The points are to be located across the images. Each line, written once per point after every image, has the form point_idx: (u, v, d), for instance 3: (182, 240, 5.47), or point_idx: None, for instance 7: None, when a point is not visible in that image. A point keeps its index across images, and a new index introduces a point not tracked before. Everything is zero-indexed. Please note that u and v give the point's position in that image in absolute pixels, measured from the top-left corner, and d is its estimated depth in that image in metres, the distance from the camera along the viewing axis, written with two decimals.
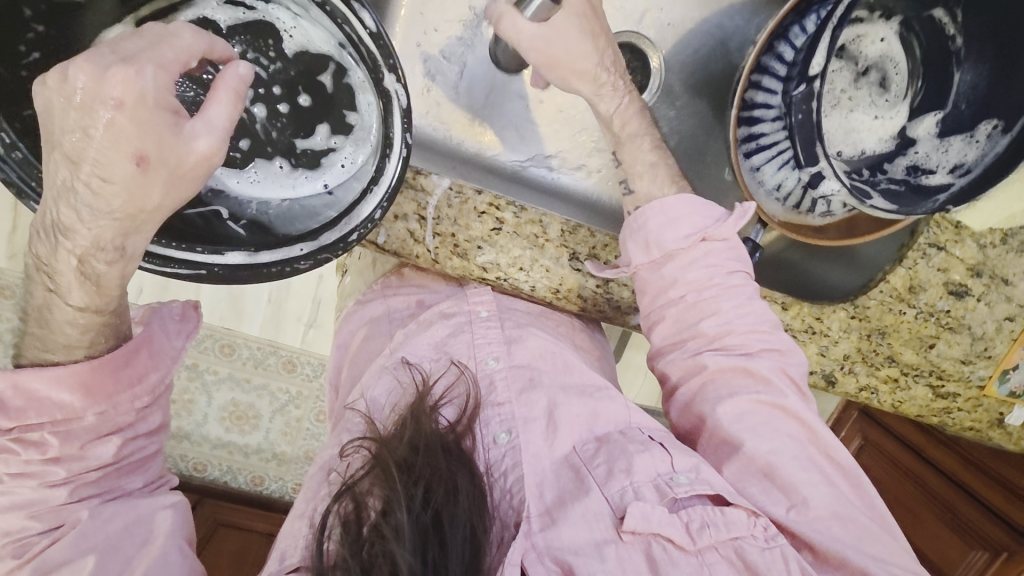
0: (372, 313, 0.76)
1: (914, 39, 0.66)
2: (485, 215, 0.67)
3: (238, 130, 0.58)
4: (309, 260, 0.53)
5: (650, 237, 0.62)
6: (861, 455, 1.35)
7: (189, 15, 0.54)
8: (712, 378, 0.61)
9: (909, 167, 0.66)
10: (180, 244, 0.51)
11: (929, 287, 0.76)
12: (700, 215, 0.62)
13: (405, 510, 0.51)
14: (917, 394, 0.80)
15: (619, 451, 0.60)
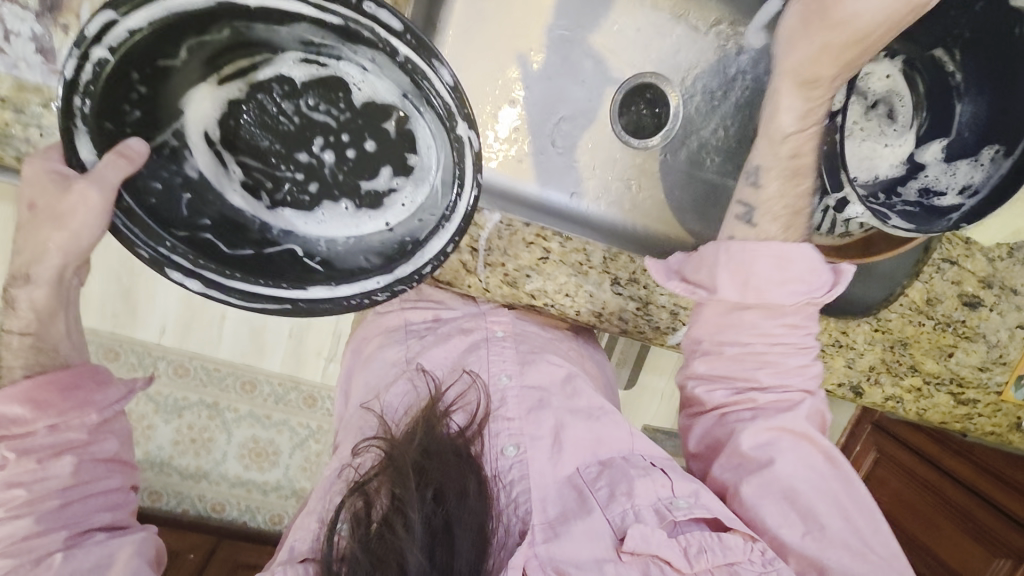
0: (390, 323, 0.83)
1: (917, 76, 0.73)
2: (532, 245, 0.71)
3: (308, 175, 0.63)
4: (386, 291, 0.59)
5: (753, 280, 0.61)
6: (876, 468, 1.38)
7: (268, 72, 0.58)
8: (758, 409, 0.66)
9: (921, 190, 0.72)
10: (266, 283, 0.58)
11: (945, 299, 0.80)
12: (810, 278, 0.61)
13: (419, 514, 0.60)
14: (940, 402, 0.86)
15: (620, 474, 0.68)
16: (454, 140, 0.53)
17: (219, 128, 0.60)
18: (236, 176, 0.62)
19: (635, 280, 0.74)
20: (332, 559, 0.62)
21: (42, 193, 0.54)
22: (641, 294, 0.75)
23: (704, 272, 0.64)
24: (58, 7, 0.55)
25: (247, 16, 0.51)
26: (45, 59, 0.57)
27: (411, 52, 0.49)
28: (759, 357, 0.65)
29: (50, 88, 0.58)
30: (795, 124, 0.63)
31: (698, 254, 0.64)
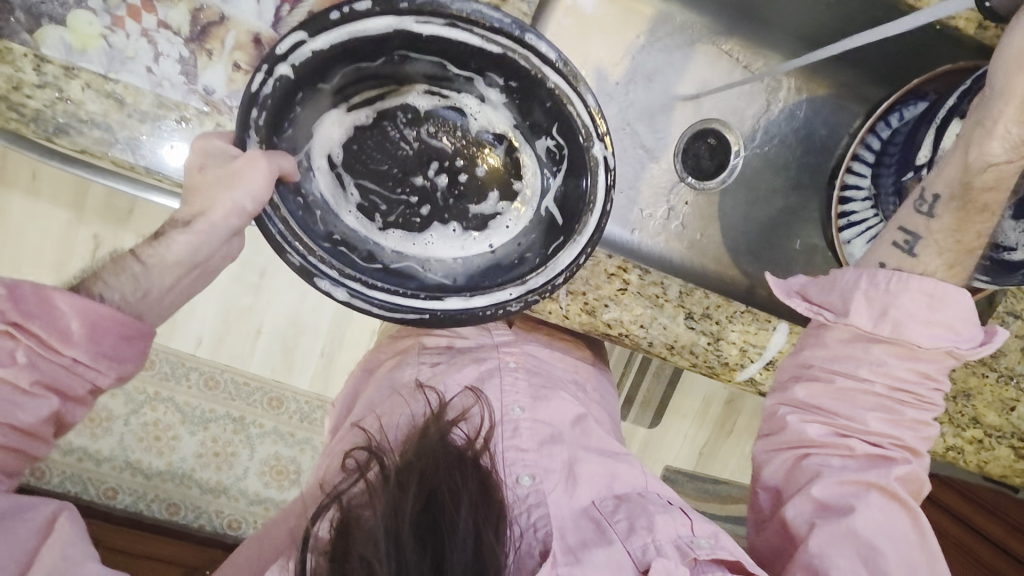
0: (404, 347, 0.88)
1: None
2: (614, 276, 0.74)
3: (421, 197, 0.68)
4: (519, 302, 0.62)
5: (892, 311, 0.61)
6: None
7: (396, 100, 0.65)
8: (851, 457, 0.65)
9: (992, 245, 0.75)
10: (406, 293, 0.62)
11: (1009, 352, 0.82)
12: (956, 329, 0.61)
13: (396, 519, 0.61)
14: (1001, 455, 0.85)
15: (639, 509, 0.70)
16: (589, 159, 0.61)
17: (342, 152, 0.65)
18: (352, 198, 0.66)
19: (708, 316, 0.76)
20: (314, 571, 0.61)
21: (215, 159, 0.58)
22: (712, 330, 0.77)
23: (836, 296, 0.63)
24: (206, 35, 0.62)
25: (413, 49, 0.59)
26: (187, 80, 0.63)
27: (563, 81, 0.58)
28: (862, 406, 0.64)
29: (187, 105, 0.64)
30: (1006, 153, 0.60)
31: (829, 276, 0.64)
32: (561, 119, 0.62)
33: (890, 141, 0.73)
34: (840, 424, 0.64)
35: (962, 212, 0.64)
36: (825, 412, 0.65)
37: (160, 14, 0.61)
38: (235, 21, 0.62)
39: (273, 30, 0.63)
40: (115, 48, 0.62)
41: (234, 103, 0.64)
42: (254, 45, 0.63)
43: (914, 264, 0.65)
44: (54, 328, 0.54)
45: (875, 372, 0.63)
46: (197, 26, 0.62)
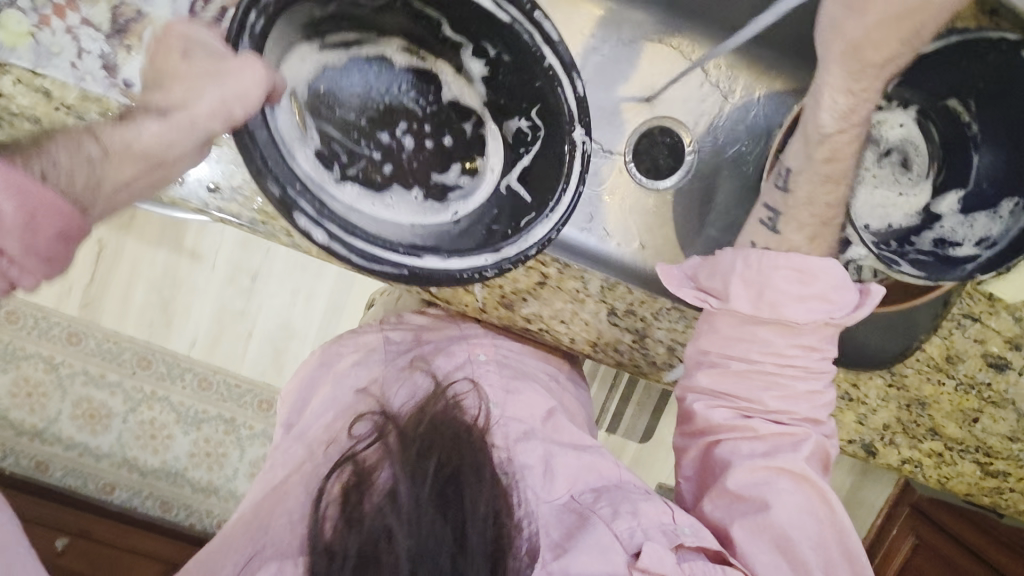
0: (368, 341, 0.81)
1: (933, 126, 0.71)
2: (530, 269, 0.72)
3: (387, 158, 0.74)
4: (494, 268, 0.62)
5: (768, 293, 0.62)
6: (914, 555, 1.30)
7: (377, 55, 0.74)
8: (759, 438, 0.67)
9: (935, 240, 0.70)
10: (380, 243, 0.62)
11: (968, 358, 0.75)
12: (831, 300, 0.62)
13: (417, 489, 0.58)
14: (964, 470, 0.79)
15: (621, 497, 0.67)
16: (568, 141, 0.64)
17: (309, 97, 0.71)
18: (313, 143, 0.69)
19: (632, 312, 0.74)
20: (320, 544, 0.58)
21: (200, 51, 0.58)
22: (637, 327, 0.74)
23: (718, 280, 0.64)
24: (125, 31, 0.65)
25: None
26: (109, 75, 0.66)
27: (558, 62, 0.62)
28: (757, 386, 0.66)
29: (109, 99, 0.66)
30: (836, 123, 0.62)
31: (713, 259, 0.65)
32: (544, 99, 0.66)
33: None
34: (742, 408, 0.67)
35: (817, 182, 0.64)
36: (728, 397, 0.67)
37: (83, 12, 0.64)
38: (152, 19, 0.65)
39: None
40: (42, 45, 0.65)
41: None
42: None
43: (779, 242, 0.65)
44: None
45: (763, 353, 0.64)
46: (117, 23, 0.65)
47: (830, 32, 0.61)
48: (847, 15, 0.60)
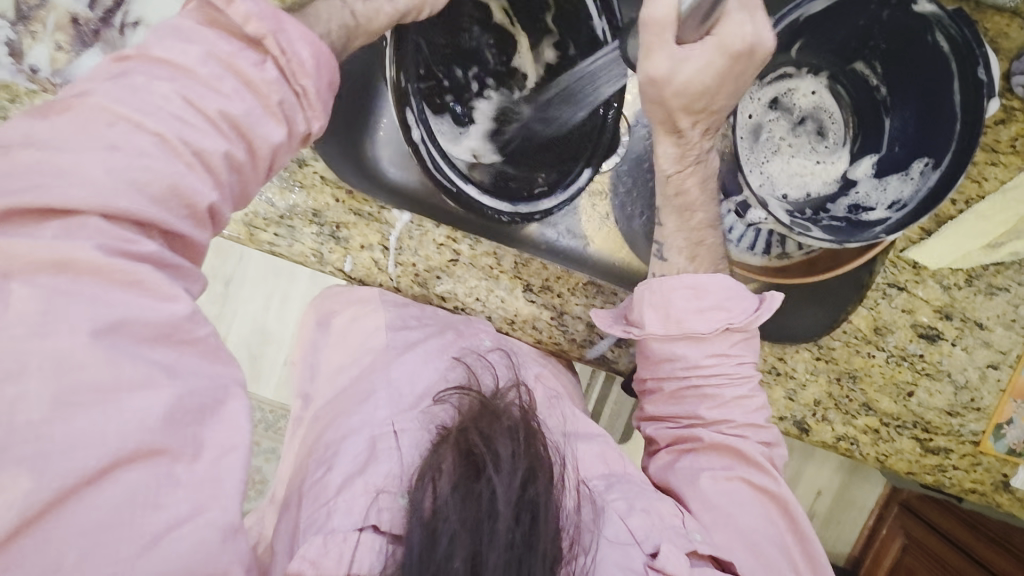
0: (364, 295, 0.72)
1: (843, 90, 0.72)
2: (443, 247, 0.72)
3: (450, 84, 0.67)
4: (511, 215, 0.68)
5: (671, 312, 0.62)
6: (904, 554, 1.22)
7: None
8: (702, 447, 0.63)
9: (850, 206, 0.69)
10: (443, 169, 0.64)
11: (896, 329, 0.74)
12: (729, 311, 0.61)
13: (518, 481, 0.50)
14: (904, 448, 0.76)
15: (635, 491, 0.61)
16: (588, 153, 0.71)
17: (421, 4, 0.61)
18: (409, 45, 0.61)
19: (548, 288, 0.74)
20: (417, 517, 0.49)
21: None
22: (555, 303, 0.74)
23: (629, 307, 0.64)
24: (29, 17, 0.64)
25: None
26: (15, 60, 0.65)
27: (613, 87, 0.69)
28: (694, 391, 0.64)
29: (15, 84, 0.65)
30: (675, 167, 0.62)
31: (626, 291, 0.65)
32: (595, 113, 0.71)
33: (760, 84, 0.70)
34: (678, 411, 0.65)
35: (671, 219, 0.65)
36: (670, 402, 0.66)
37: None
38: (55, 4, 0.65)
39: (90, 11, 0.65)
40: None
41: (59, 81, 0.66)
42: (72, 26, 0.65)
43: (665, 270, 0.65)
44: (286, 47, 0.43)
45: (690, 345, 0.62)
46: (22, 8, 0.64)
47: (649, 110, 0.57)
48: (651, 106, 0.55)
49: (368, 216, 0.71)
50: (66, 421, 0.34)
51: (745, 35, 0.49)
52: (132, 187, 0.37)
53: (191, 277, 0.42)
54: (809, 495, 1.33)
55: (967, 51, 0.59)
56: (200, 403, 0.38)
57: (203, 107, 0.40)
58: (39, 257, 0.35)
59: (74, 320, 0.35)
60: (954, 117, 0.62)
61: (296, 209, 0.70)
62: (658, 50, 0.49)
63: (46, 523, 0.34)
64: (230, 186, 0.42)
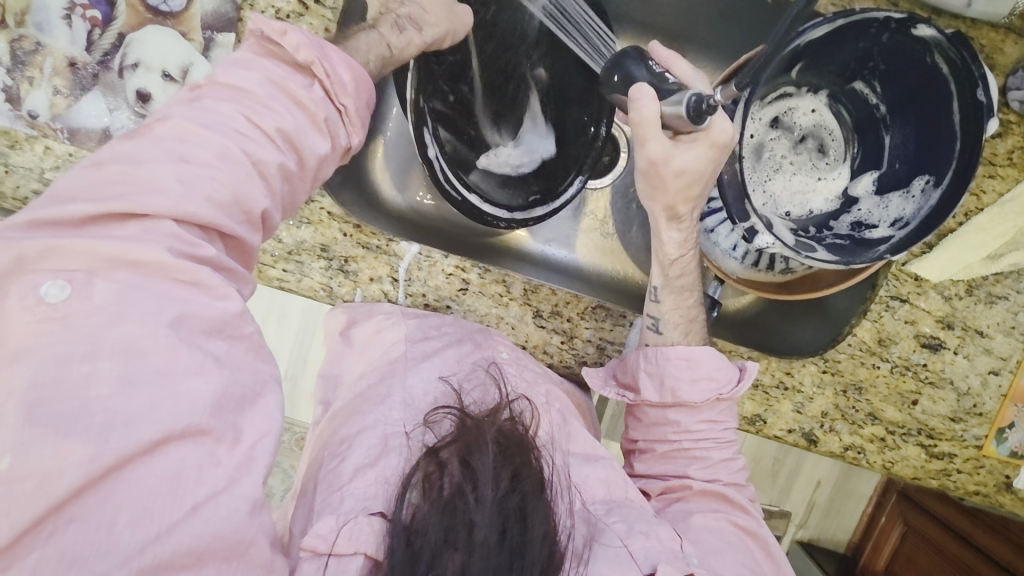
0: (385, 308, 0.71)
1: (843, 108, 0.73)
2: (452, 276, 0.73)
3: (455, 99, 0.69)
4: (507, 222, 0.72)
5: (667, 381, 0.66)
6: (903, 544, 1.22)
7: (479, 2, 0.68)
8: (693, 495, 0.65)
9: (853, 223, 0.70)
10: (447, 182, 0.67)
11: (900, 340, 0.75)
12: (718, 377, 0.65)
13: (496, 495, 0.50)
14: (909, 455, 0.78)
15: (635, 514, 0.60)
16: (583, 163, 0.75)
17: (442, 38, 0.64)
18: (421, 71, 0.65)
19: (558, 313, 0.74)
20: (400, 534, 0.48)
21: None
22: (565, 328, 0.75)
23: (630, 375, 0.68)
24: (25, 63, 0.65)
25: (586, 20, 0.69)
26: (13, 107, 0.65)
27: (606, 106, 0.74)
28: (683, 412, 0.66)
29: (15, 130, 0.66)
30: (679, 251, 0.67)
31: (624, 357, 0.70)
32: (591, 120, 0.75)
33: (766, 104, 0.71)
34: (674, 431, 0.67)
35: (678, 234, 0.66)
36: (665, 425, 0.67)
37: None
38: (52, 49, 0.65)
39: (87, 54, 0.65)
40: None
41: (59, 125, 0.66)
42: (70, 70, 0.65)
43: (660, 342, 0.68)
44: (331, 72, 0.49)
45: (676, 363, 0.65)
46: (17, 56, 0.65)
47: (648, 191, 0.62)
48: (650, 188, 0.61)
49: (376, 249, 0.72)
50: (125, 397, 0.36)
51: (730, 131, 0.56)
52: (203, 199, 0.41)
53: (242, 280, 0.45)
54: (809, 487, 1.33)
55: (966, 73, 0.60)
56: (242, 392, 0.40)
57: (262, 124, 0.45)
58: (116, 253, 0.38)
59: (146, 312, 0.38)
60: (954, 135, 0.63)
61: (304, 244, 0.70)
62: (653, 140, 0.56)
63: (107, 483, 0.35)
64: (282, 194, 0.47)
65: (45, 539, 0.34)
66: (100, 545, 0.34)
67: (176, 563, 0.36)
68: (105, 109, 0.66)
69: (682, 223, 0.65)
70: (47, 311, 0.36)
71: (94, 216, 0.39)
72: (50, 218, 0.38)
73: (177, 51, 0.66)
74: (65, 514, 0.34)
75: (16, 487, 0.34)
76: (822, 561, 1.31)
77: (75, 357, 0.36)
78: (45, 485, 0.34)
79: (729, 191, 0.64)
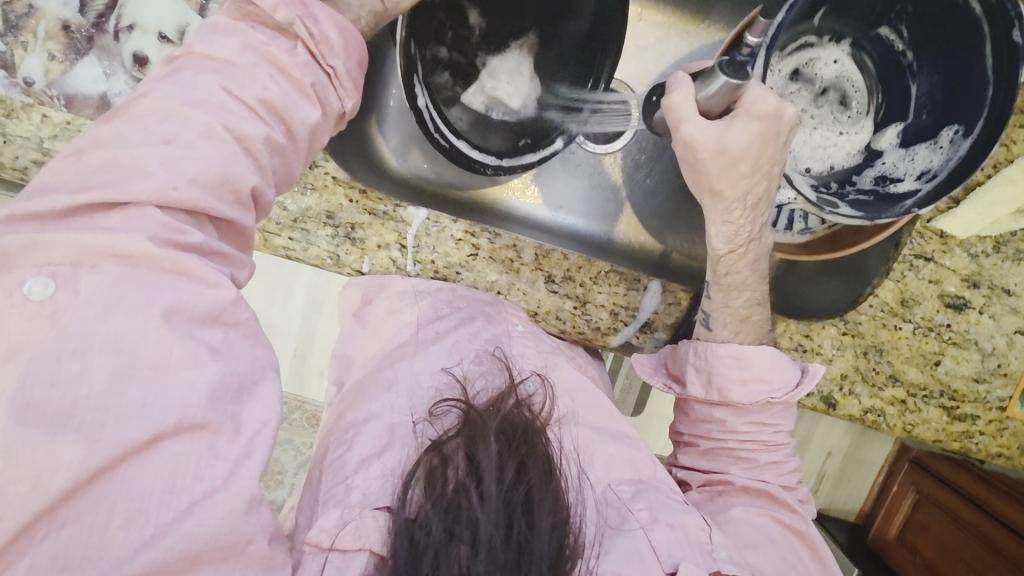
0: (395, 286, 0.71)
1: (867, 57, 0.69)
2: (461, 241, 0.71)
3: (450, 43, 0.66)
4: (496, 167, 0.69)
5: (716, 378, 0.64)
6: (916, 511, 1.22)
7: None
8: (734, 489, 0.65)
9: (877, 177, 0.67)
10: (436, 131, 0.65)
11: (923, 300, 0.73)
12: (771, 379, 0.63)
13: (500, 486, 0.49)
14: (930, 417, 0.76)
15: (661, 502, 0.58)
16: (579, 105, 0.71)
17: None
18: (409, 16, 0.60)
19: (570, 278, 0.73)
20: (405, 533, 0.47)
21: None
22: (578, 293, 0.73)
23: (681, 367, 0.67)
24: (18, 27, 0.63)
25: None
26: (8, 73, 0.64)
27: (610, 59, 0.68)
28: (732, 410, 0.65)
29: (12, 98, 0.64)
30: (726, 246, 0.65)
31: (678, 349, 0.68)
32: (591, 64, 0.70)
33: (787, 53, 0.66)
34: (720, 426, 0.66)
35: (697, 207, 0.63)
36: (712, 420, 0.66)
37: None
38: (44, 11, 0.63)
39: (81, 17, 0.63)
40: None
41: (55, 92, 0.64)
42: (65, 34, 0.63)
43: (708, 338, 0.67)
44: (314, 31, 0.47)
45: (728, 360, 0.63)
46: (10, 19, 0.62)
47: (694, 175, 0.61)
48: (696, 172, 0.60)
49: (383, 215, 0.70)
50: (118, 394, 0.35)
51: (772, 103, 0.55)
52: (187, 179, 0.39)
53: (238, 264, 0.44)
54: (821, 457, 1.30)
55: (1002, 11, 0.57)
56: (240, 382, 0.39)
57: (242, 96, 0.43)
58: (100, 246, 0.37)
59: (135, 304, 0.36)
60: (987, 82, 0.61)
61: (309, 212, 0.69)
62: (687, 122, 0.56)
63: (93, 488, 0.34)
64: (272, 168, 0.45)
65: (37, 543, 0.34)
66: (94, 548, 0.34)
67: (170, 568, 0.35)
68: (102, 73, 0.64)
69: (731, 215, 0.62)
70: (36, 309, 0.35)
71: (73, 208, 0.37)
72: (30, 212, 0.37)
73: (173, 12, 0.64)
74: (57, 517, 0.34)
75: (11, 486, 0.33)
76: (832, 529, 1.32)
77: (67, 353, 0.35)
78: (33, 489, 0.33)
79: None
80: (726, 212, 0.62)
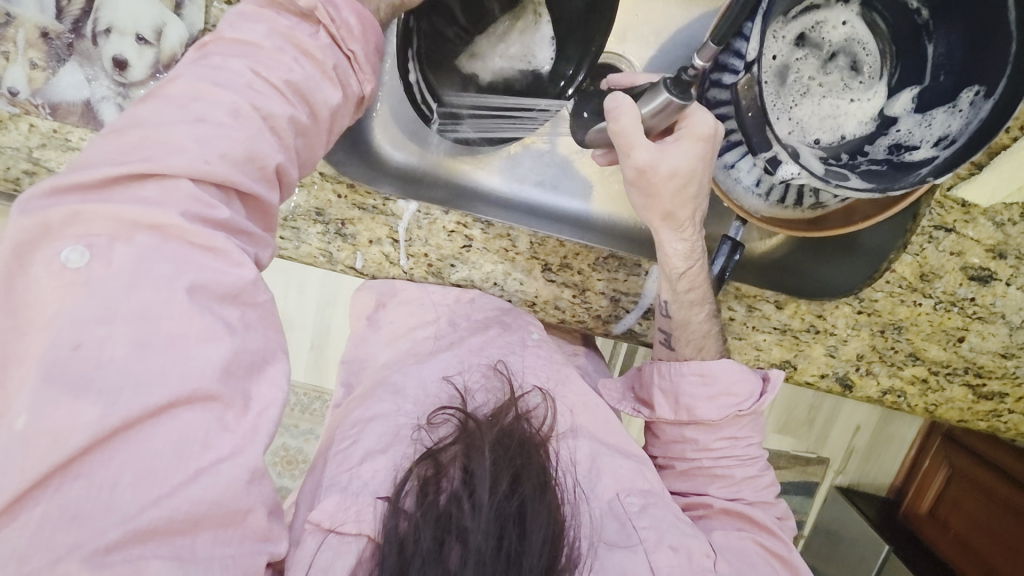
0: (410, 296, 0.70)
1: (878, 18, 0.65)
2: (454, 233, 0.70)
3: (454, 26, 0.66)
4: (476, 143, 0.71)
5: (681, 399, 0.62)
6: (949, 487, 1.18)
7: None
8: (711, 514, 0.62)
9: (891, 147, 0.63)
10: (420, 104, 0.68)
11: (945, 274, 0.69)
12: (739, 391, 0.60)
13: (492, 497, 0.48)
14: (954, 396, 0.73)
15: (668, 521, 0.56)
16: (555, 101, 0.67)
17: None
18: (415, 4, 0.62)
19: (567, 266, 0.71)
20: (393, 544, 0.46)
21: None
22: (575, 281, 0.71)
23: (647, 391, 0.65)
24: None
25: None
26: None
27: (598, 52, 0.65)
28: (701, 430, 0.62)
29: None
30: (685, 263, 0.61)
31: (640, 372, 0.67)
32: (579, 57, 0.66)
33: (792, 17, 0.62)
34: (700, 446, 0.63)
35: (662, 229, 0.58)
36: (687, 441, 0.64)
37: None
38: (22, 20, 0.62)
39: (58, 22, 0.62)
40: None
41: (40, 101, 0.64)
42: (43, 41, 0.62)
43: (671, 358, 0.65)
44: (336, 17, 0.46)
45: (692, 378, 0.61)
46: None
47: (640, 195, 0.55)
48: (641, 197, 0.55)
49: (373, 210, 0.68)
50: (140, 360, 0.34)
51: (711, 122, 0.51)
52: (217, 155, 0.38)
53: (261, 243, 0.42)
54: (847, 432, 1.26)
55: None
56: (252, 359, 0.37)
57: (269, 76, 0.42)
58: (137, 215, 0.36)
59: (160, 280, 0.35)
60: (1010, 36, 0.56)
61: (298, 210, 0.68)
62: (639, 147, 0.50)
63: (113, 447, 0.33)
64: (297, 149, 0.44)
65: (53, 493, 0.32)
66: (104, 501, 0.32)
67: (173, 529, 0.33)
68: (84, 80, 0.64)
69: (684, 232, 0.58)
70: (72, 277, 0.34)
71: (115, 177, 0.36)
72: (72, 182, 0.36)
73: (148, 11, 0.62)
74: (73, 471, 0.32)
75: (33, 442, 0.32)
76: (862, 506, 1.27)
77: (92, 320, 0.34)
78: (54, 443, 0.32)
79: (748, 119, 0.58)
80: (681, 230, 0.58)
